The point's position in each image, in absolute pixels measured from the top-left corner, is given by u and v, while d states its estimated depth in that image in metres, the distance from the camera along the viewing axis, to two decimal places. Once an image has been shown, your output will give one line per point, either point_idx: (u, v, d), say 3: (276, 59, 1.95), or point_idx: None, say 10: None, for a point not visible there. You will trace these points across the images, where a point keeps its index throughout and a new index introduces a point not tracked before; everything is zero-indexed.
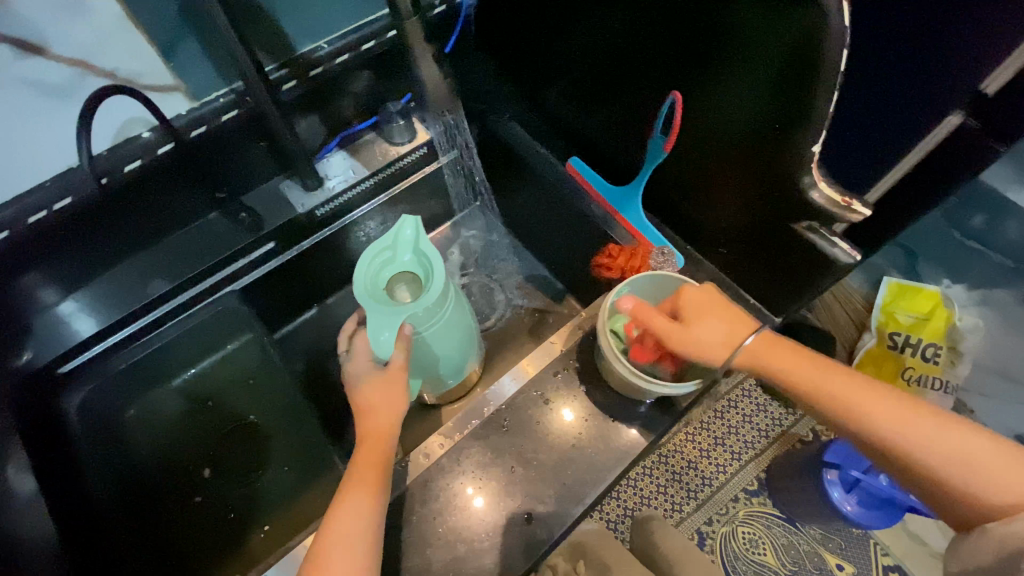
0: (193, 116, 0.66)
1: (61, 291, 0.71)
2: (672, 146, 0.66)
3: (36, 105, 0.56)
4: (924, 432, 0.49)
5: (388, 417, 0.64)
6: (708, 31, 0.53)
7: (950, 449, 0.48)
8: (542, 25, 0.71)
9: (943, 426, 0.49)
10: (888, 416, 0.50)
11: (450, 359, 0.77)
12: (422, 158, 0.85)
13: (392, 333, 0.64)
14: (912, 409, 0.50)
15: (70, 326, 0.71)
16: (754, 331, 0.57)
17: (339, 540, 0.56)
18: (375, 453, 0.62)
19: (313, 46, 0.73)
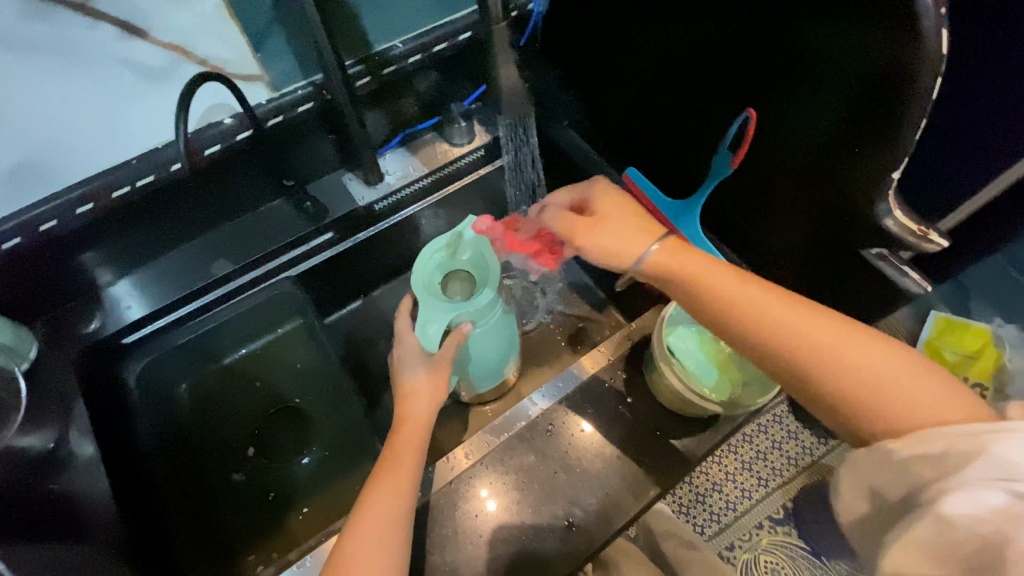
0: (272, 106, 0.67)
1: (115, 274, 0.74)
2: (739, 162, 0.65)
3: (133, 87, 0.61)
4: (886, 360, 0.41)
5: (429, 404, 0.66)
6: (793, 50, 0.53)
7: (911, 380, 0.40)
8: (612, 36, 0.72)
9: (903, 358, 0.41)
10: (844, 341, 0.42)
11: (494, 363, 0.77)
12: (480, 160, 0.86)
13: (440, 329, 0.64)
14: (875, 339, 0.42)
15: (122, 306, 0.73)
16: (659, 241, 0.53)
17: (374, 509, 0.56)
18: (412, 439, 0.63)
19: (389, 45, 0.75)
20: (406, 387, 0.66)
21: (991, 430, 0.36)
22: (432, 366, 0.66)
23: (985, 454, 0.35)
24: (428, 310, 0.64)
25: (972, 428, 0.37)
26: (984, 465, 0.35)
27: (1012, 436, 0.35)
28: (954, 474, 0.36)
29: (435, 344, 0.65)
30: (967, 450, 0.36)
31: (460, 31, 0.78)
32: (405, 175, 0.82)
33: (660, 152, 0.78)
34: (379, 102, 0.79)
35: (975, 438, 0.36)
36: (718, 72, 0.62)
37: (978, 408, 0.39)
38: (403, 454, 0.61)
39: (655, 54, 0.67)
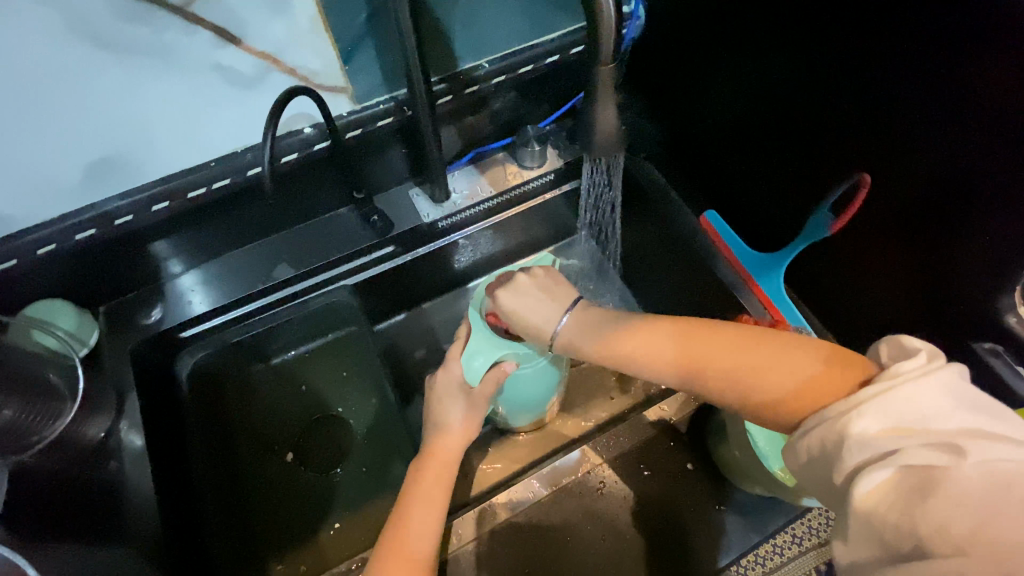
0: (353, 119, 0.68)
1: (185, 264, 0.74)
2: (839, 227, 0.62)
3: (225, 89, 0.60)
4: (759, 361, 0.45)
5: (459, 441, 0.63)
6: (934, 118, 0.48)
7: (786, 370, 0.44)
8: (721, 72, 0.69)
9: (776, 348, 0.45)
10: (727, 351, 0.47)
11: (534, 402, 0.72)
12: (548, 185, 0.82)
13: (485, 364, 0.60)
14: (748, 340, 0.47)
15: (188, 299, 0.73)
16: (567, 311, 0.56)
17: (404, 548, 0.55)
18: (439, 479, 0.61)
19: (475, 65, 0.72)
20: (443, 420, 0.63)
21: (854, 407, 0.38)
22: (474, 404, 0.63)
23: (852, 440, 0.38)
24: (476, 341, 0.60)
25: (839, 406, 0.39)
26: (860, 450, 0.37)
27: (864, 410, 0.38)
28: (842, 462, 0.38)
29: (477, 379, 0.61)
30: (837, 435, 0.38)
31: (547, 55, 0.75)
32: (471, 195, 0.79)
33: (752, 199, 0.73)
34: (457, 118, 0.77)
35: (839, 420, 0.39)
36: (840, 124, 0.57)
37: (849, 372, 0.42)
38: (427, 496, 0.59)
39: (767, 95, 0.64)
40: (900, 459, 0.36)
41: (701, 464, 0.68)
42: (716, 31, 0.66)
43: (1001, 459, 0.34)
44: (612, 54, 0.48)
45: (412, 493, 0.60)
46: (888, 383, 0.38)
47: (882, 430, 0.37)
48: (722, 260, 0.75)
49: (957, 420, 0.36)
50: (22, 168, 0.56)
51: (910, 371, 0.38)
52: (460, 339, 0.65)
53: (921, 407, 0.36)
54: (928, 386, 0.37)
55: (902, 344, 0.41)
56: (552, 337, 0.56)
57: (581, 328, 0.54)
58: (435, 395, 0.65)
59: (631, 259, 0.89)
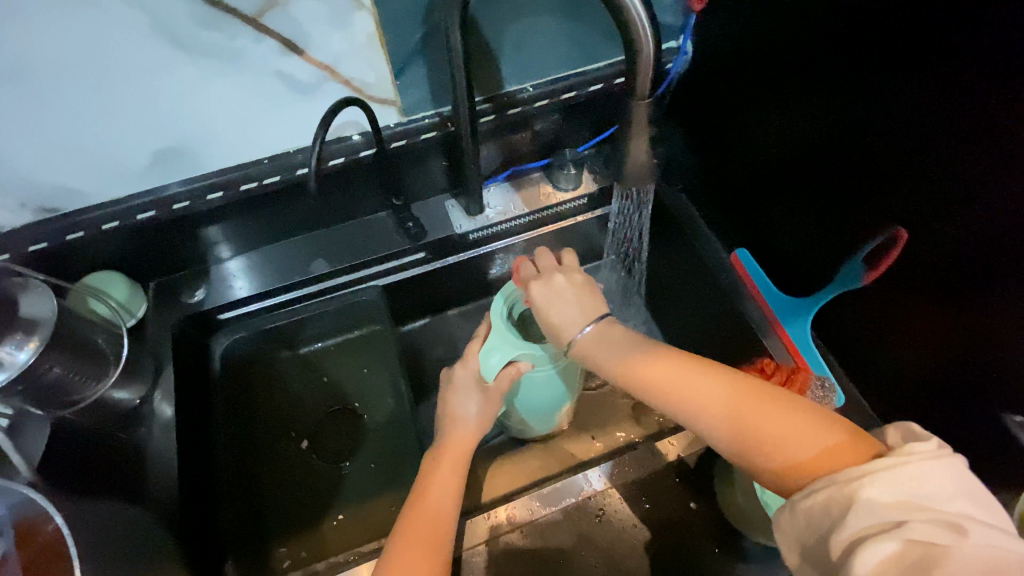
0: (399, 130, 0.73)
1: (233, 251, 0.79)
2: (873, 279, 0.61)
3: (284, 94, 0.65)
4: (786, 429, 0.45)
5: (474, 429, 0.66)
6: (980, 177, 0.47)
7: (800, 433, 0.45)
8: (764, 114, 0.69)
9: (797, 412, 0.46)
10: (743, 401, 0.47)
11: (551, 408, 0.73)
12: (580, 209, 0.84)
13: (501, 361, 0.63)
14: (771, 398, 0.47)
15: (232, 283, 0.78)
16: (592, 321, 0.55)
17: (427, 505, 0.59)
18: (454, 464, 0.63)
19: (519, 87, 0.75)
20: (456, 414, 0.66)
21: (866, 474, 0.39)
22: (486, 397, 0.65)
23: (861, 505, 0.38)
24: (493, 338, 0.63)
25: (850, 473, 0.40)
26: (868, 517, 0.38)
27: (876, 478, 0.39)
28: (845, 528, 0.39)
29: (492, 375, 0.64)
30: (846, 500, 0.39)
31: (592, 82, 0.77)
32: (505, 212, 0.81)
33: (787, 239, 0.72)
34: (498, 136, 0.79)
35: (848, 485, 0.39)
36: (883, 174, 0.55)
37: (860, 449, 0.43)
38: (446, 473, 0.62)
39: (809, 139, 0.63)
40: (906, 533, 0.37)
41: (705, 506, 0.67)
42: (763, 72, 0.67)
43: (998, 546, 0.36)
44: (648, 89, 0.50)
45: (429, 476, 0.62)
46: (899, 458, 0.40)
47: (890, 501, 0.38)
48: (749, 301, 0.74)
49: (958, 501, 0.38)
50: (98, 148, 0.62)
51: (920, 451, 0.40)
52: (478, 337, 0.68)
53: (929, 486, 0.38)
54: (935, 466, 0.39)
55: (908, 425, 0.43)
56: (569, 342, 0.55)
57: (599, 340, 0.54)
58: (451, 386, 0.67)
59: (658, 289, 0.88)
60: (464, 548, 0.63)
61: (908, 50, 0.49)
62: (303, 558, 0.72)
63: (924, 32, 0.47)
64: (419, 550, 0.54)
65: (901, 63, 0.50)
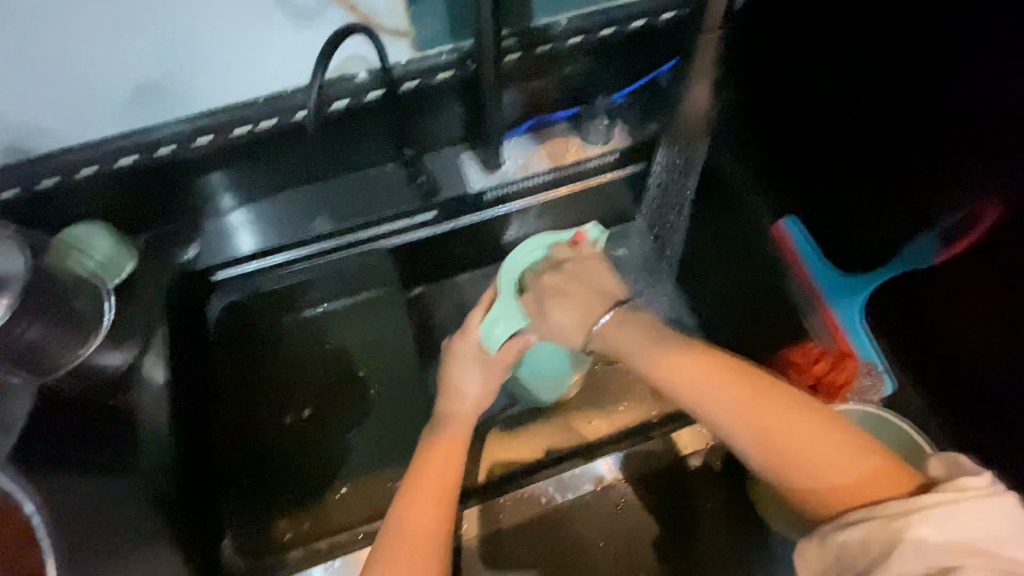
0: (412, 69, 0.65)
1: (236, 201, 0.71)
2: (943, 258, 0.56)
3: (278, 22, 0.56)
4: (829, 450, 0.40)
5: (477, 400, 0.59)
6: None
7: (851, 456, 0.39)
8: (829, 61, 0.60)
9: (845, 428, 0.41)
10: (790, 413, 0.41)
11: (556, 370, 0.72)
12: (610, 165, 0.75)
13: (506, 333, 0.58)
14: (818, 412, 0.41)
15: (235, 237, 0.70)
16: (608, 310, 0.50)
17: (429, 483, 0.52)
18: (457, 448, 0.56)
19: (552, 20, 0.66)
20: (461, 388, 0.59)
21: (915, 512, 0.36)
22: (489, 364, 0.59)
23: (909, 544, 0.36)
24: (497, 308, 0.58)
25: (897, 509, 0.37)
26: (915, 559, 0.35)
27: (926, 517, 0.36)
28: (887, 567, 0.36)
29: (496, 347, 0.58)
30: (891, 538, 0.36)
31: (633, 17, 0.68)
32: (525, 167, 0.73)
33: (841, 206, 0.64)
34: (522, 80, 0.70)
35: (895, 521, 0.37)
36: (967, 133, 0.48)
37: (908, 478, 0.39)
38: (449, 453, 0.55)
39: (885, 87, 0.54)
40: None
41: (735, 495, 0.63)
42: (833, 10, 0.57)
43: None
44: None
45: (430, 455, 0.55)
46: (952, 495, 0.37)
47: (941, 541, 0.35)
48: (793, 278, 0.69)
49: (1012, 546, 0.36)
50: (66, 79, 0.54)
51: (974, 488, 0.37)
52: (481, 306, 0.60)
53: (980, 528, 0.36)
54: (988, 508, 0.36)
55: (954, 458, 0.40)
56: (589, 332, 0.51)
57: (622, 331, 0.49)
58: (452, 355, 0.60)
59: (690, 258, 0.81)
60: (466, 538, 0.61)
61: None
62: (306, 530, 0.69)
63: None
64: (413, 532, 0.49)
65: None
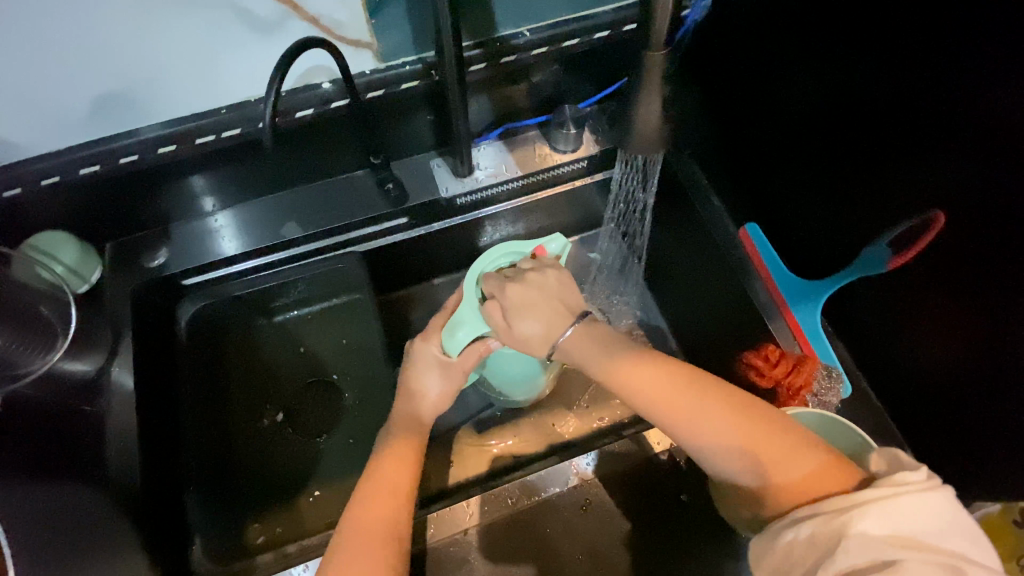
0: (376, 79, 0.65)
1: (218, 204, 0.73)
2: (897, 265, 0.55)
3: (238, 34, 0.56)
4: (773, 450, 0.44)
5: (433, 405, 0.60)
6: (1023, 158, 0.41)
7: (784, 455, 0.43)
8: (787, 74, 0.61)
9: (783, 431, 0.44)
10: (730, 414, 0.45)
11: (525, 376, 0.70)
12: (579, 172, 0.77)
13: (469, 337, 0.57)
14: (759, 413, 0.45)
15: (215, 241, 0.71)
16: (572, 323, 0.50)
17: (381, 484, 0.54)
18: (409, 447, 0.58)
19: (514, 32, 0.67)
20: (420, 390, 0.60)
21: (857, 506, 0.39)
22: (448, 371, 0.59)
23: (852, 538, 0.38)
24: (462, 311, 0.56)
25: (840, 504, 0.40)
26: (859, 552, 0.38)
27: (867, 512, 0.39)
28: (833, 561, 0.38)
29: (457, 351, 0.57)
30: (835, 532, 0.39)
31: (596, 29, 0.68)
32: (496, 174, 0.74)
33: (800, 214, 0.66)
34: (489, 89, 0.71)
35: (839, 516, 0.39)
36: (911, 149, 0.49)
37: (842, 477, 0.43)
38: (401, 453, 0.57)
39: (835, 103, 0.56)
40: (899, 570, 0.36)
41: (699, 497, 0.64)
42: (790, 24, 0.58)
43: None
44: (663, 40, 0.43)
45: (382, 458, 0.57)
46: (889, 489, 0.40)
47: (882, 534, 0.38)
48: (756, 279, 0.68)
49: (951, 541, 0.38)
50: (24, 91, 0.54)
51: (913, 482, 0.40)
52: (447, 309, 0.60)
53: (919, 523, 0.38)
54: (927, 503, 0.39)
55: (896, 457, 0.44)
56: (552, 345, 0.51)
57: (585, 341, 0.50)
58: (411, 363, 0.60)
59: (660, 262, 0.82)
60: (429, 541, 0.61)
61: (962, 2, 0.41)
62: (278, 534, 0.69)
63: None
64: (366, 529, 0.51)
65: (945, 20, 0.43)
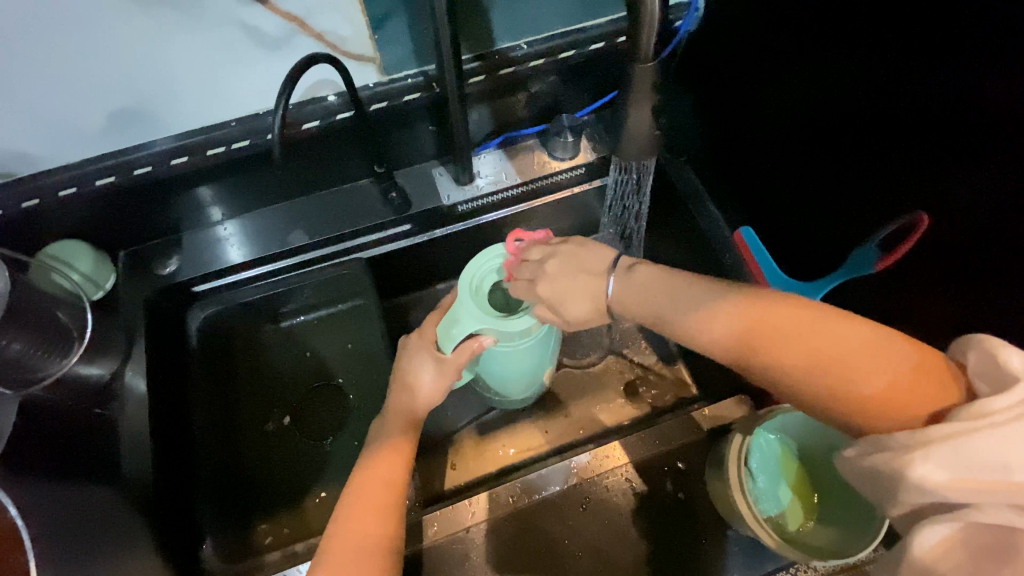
0: (379, 92, 0.68)
1: (227, 214, 0.75)
2: (884, 266, 0.56)
3: (249, 51, 0.59)
4: (831, 365, 0.38)
5: (425, 401, 0.61)
6: (999, 162, 0.42)
7: (856, 361, 0.37)
8: (776, 83, 0.63)
9: (863, 338, 0.38)
10: (797, 326, 0.40)
11: (536, 370, 0.71)
12: (578, 179, 0.79)
13: (462, 335, 0.58)
14: (813, 324, 0.39)
15: (222, 250, 0.74)
16: (610, 280, 0.51)
17: (375, 477, 0.55)
18: (400, 440, 0.59)
19: (512, 45, 0.69)
20: (413, 388, 0.61)
21: (922, 444, 0.33)
22: (442, 370, 0.60)
23: (912, 483, 0.33)
24: (456, 308, 0.58)
25: (906, 435, 0.34)
26: (922, 495, 0.33)
27: (934, 452, 0.33)
28: (898, 499, 0.35)
29: (451, 347, 0.59)
30: (897, 476, 0.34)
31: (591, 41, 0.71)
32: (497, 181, 0.76)
33: (793, 218, 0.67)
34: (488, 100, 0.73)
35: (902, 456, 0.34)
36: (895, 154, 0.51)
37: (927, 397, 0.35)
38: (393, 446, 0.59)
39: (822, 109, 0.58)
40: (969, 515, 0.32)
41: (694, 494, 0.67)
42: (780, 34, 0.60)
43: None
44: (652, 52, 0.45)
45: (374, 453, 0.58)
46: (968, 423, 0.32)
47: (950, 479, 0.32)
48: (750, 282, 0.70)
49: None
50: (43, 106, 0.57)
51: (1000, 411, 0.32)
52: (442, 307, 0.63)
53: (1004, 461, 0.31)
54: (1016, 436, 0.31)
55: (994, 357, 0.35)
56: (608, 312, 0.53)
57: (628, 291, 0.50)
58: (404, 360, 0.61)
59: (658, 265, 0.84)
60: (426, 541, 0.62)
61: (935, 15, 0.43)
62: (284, 536, 0.71)
63: None
64: (363, 518, 0.52)
65: (921, 31, 0.45)
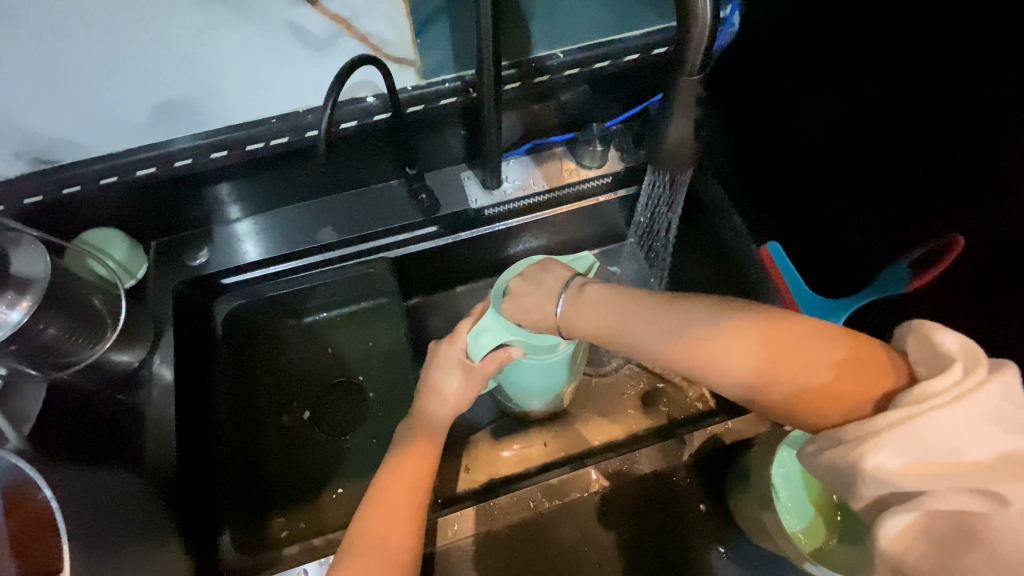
0: (415, 95, 0.68)
1: (252, 210, 0.76)
2: (919, 285, 0.56)
3: (293, 50, 0.60)
4: (783, 372, 0.37)
5: (450, 408, 0.62)
6: None
7: (807, 371, 0.37)
8: (807, 101, 0.63)
9: (813, 345, 0.37)
10: (747, 343, 0.39)
11: (554, 387, 0.71)
12: (604, 188, 0.79)
13: (490, 344, 0.57)
14: (762, 333, 0.39)
15: (243, 245, 0.75)
16: (561, 299, 0.52)
17: (400, 478, 0.56)
18: (425, 448, 0.59)
19: (548, 53, 0.70)
20: (438, 389, 0.61)
21: (871, 433, 0.33)
22: (468, 374, 0.60)
23: (866, 474, 0.33)
24: (487, 317, 0.57)
25: (858, 429, 0.34)
26: (879, 486, 0.33)
27: (883, 441, 0.32)
28: (857, 494, 0.34)
29: (479, 356, 0.59)
30: (850, 468, 0.33)
31: (628, 51, 0.71)
32: (523, 187, 0.76)
33: (818, 235, 0.68)
34: (521, 106, 0.74)
35: (854, 448, 0.33)
36: (928, 175, 0.51)
37: (883, 383, 0.35)
38: (421, 449, 0.59)
39: (855, 128, 0.58)
40: (925, 504, 0.32)
41: (714, 507, 0.67)
42: (813, 52, 0.61)
43: None
44: (698, 66, 0.45)
45: (397, 455, 0.58)
46: (909, 407, 0.32)
47: (899, 467, 0.32)
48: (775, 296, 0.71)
49: (984, 452, 0.31)
50: (92, 95, 0.58)
51: (941, 393, 0.32)
52: (472, 315, 0.61)
53: (954, 437, 0.31)
54: (960, 414, 0.31)
55: (929, 342, 0.35)
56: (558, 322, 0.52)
57: (579, 310, 0.50)
58: (435, 361, 0.62)
59: (679, 276, 0.85)
60: (440, 543, 0.62)
61: (974, 41, 0.44)
62: (300, 530, 0.71)
63: (998, 21, 0.42)
64: (382, 518, 0.52)
65: (958, 54, 0.45)
